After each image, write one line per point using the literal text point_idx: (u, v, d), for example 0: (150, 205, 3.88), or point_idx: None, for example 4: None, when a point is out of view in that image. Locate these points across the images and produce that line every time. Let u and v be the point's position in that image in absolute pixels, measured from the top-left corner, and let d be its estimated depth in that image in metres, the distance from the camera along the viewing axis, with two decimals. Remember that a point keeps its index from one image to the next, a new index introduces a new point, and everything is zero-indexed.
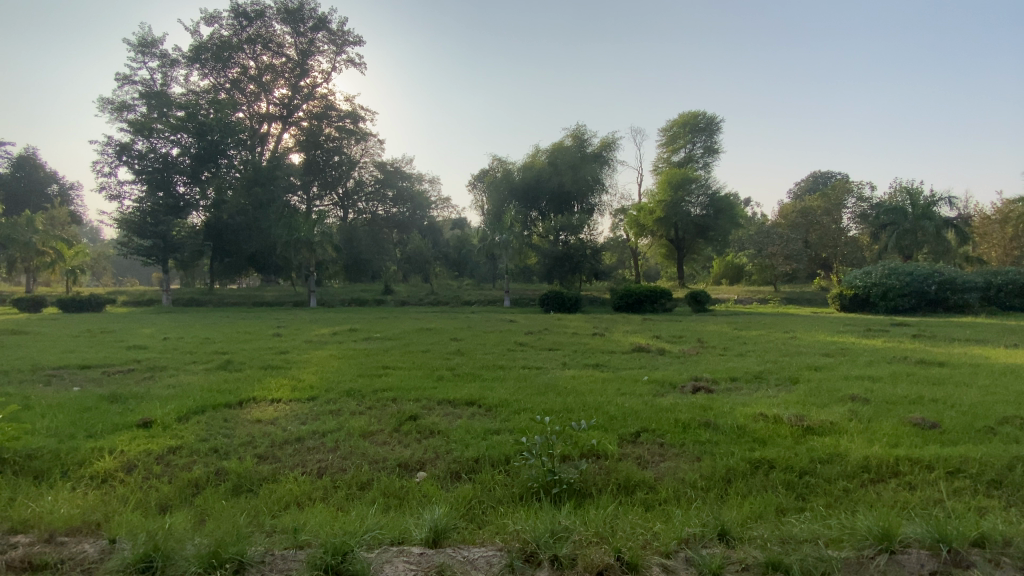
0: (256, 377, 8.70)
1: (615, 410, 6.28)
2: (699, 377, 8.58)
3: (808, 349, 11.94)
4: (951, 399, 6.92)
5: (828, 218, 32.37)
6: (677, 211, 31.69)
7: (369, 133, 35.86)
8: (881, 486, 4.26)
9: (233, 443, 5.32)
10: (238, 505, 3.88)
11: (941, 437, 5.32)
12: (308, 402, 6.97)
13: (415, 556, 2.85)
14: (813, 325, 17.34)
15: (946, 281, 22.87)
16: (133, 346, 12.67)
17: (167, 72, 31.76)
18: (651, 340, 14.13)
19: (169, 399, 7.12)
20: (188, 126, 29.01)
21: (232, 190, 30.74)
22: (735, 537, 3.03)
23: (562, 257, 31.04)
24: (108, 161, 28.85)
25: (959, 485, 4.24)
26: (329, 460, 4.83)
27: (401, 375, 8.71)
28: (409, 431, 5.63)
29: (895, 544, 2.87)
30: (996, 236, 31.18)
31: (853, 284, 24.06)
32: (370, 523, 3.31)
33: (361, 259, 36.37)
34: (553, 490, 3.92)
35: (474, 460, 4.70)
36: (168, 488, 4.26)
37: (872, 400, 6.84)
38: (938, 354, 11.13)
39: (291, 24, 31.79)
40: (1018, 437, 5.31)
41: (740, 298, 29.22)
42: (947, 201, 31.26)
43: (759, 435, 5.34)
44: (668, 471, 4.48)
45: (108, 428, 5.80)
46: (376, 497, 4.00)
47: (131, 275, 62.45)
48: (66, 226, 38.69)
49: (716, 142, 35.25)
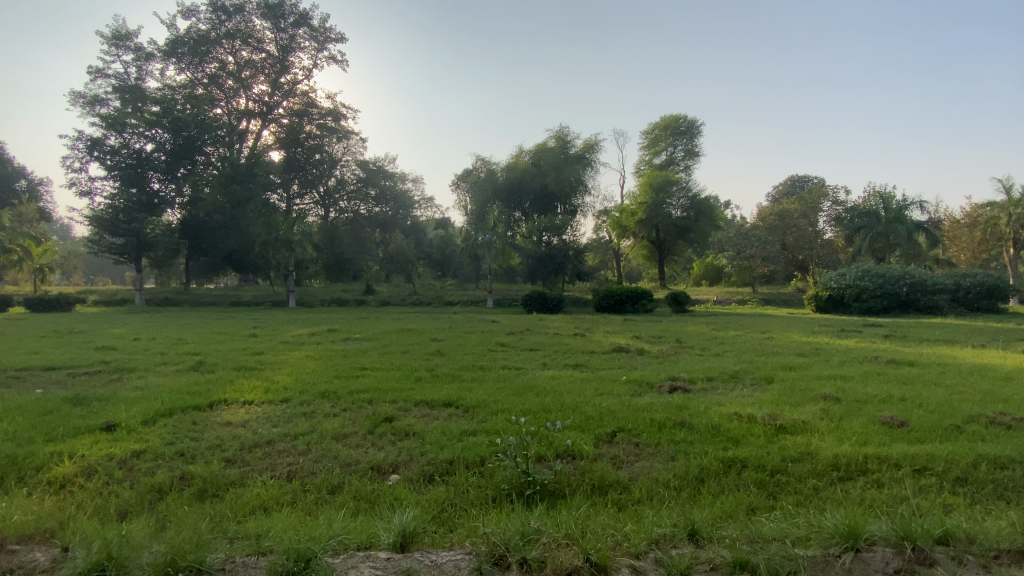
0: (228, 378, 8.51)
1: (592, 410, 6.28)
2: (676, 377, 8.65)
3: (784, 349, 12.15)
4: (919, 398, 7.08)
5: (805, 221, 33.01)
6: (658, 213, 32.01)
7: (351, 132, 35.46)
8: (850, 484, 4.32)
9: (200, 447, 5.17)
10: (202, 511, 3.76)
11: (908, 436, 5.43)
12: (281, 404, 6.84)
13: (381, 561, 2.79)
14: (790, 326, 17.65)
15: (917, 283, 23.52)
16: (102, 347, 12.29)
17: (142, 66, 30.98)
18: (631, 340, 14.21)
19: (136, 401, 6.91)
20: (163, 122, 28.28)
21: (208, 187, 30.10)
22: (705, 537, 3.03)
23: (545, 258, 30.98)
24: (79, 157, 28.02)
25: (925, 483, 4.32)
26: (299, 463, 4.72)
27: (378, 376, 8.60)
28: (383, 433, 5.54)
29: (861, 542, 2.89)
30: (965, 239, 32.14)
31: (829, 285, 24.59)
32: (337, 528, 3.23)
33: (343, 259, 36.05)
34: (526, 491, 3.89)
35: (449, 462, 4.64)
36: (130, 494, 4.12)
37: (843, 399, 6.97)
38: (908, 353, 11.42)
39: (271, 20, 31.27)
40: (984, 435, 5.43)
41: (719, 299, 29.63)
42: (919, 205, 32.13)
43: (733, 434, 5.39)
44: (642, 471, 4.49)
45: (69, 432, 5.59)
46: (346, 501, 3.92)
47: (104, 274, 60.86)
48: (35, 224, 37.47)
49: (697, 145, 35.73)
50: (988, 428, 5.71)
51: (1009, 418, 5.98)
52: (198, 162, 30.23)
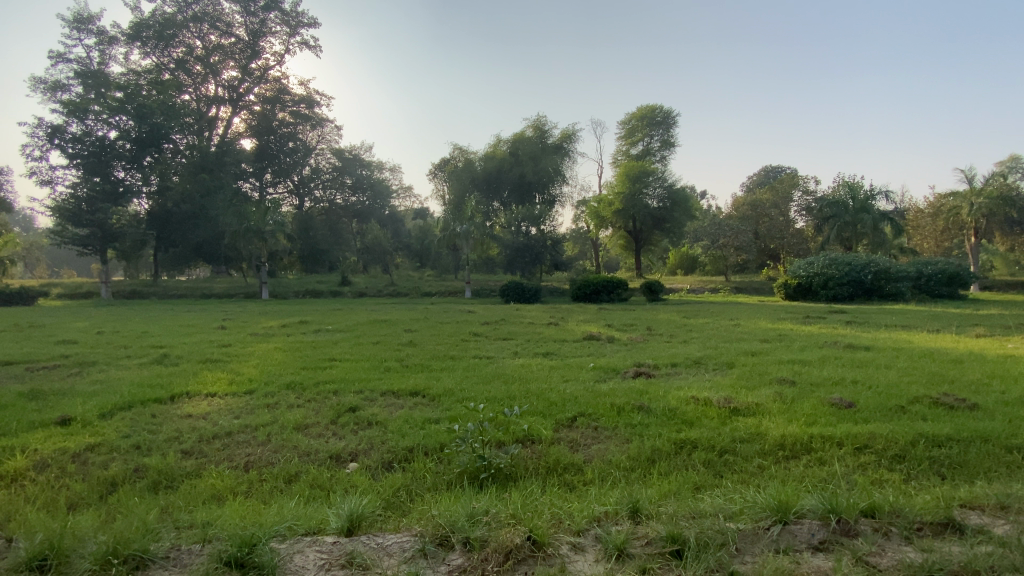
0: (193, 371, 8.39)
1: (555, 396, 6.40)
2: (642, 363, 8.85)
3: (749, 335, 12.50)
4: (870, 380, 7.38)
5: (777, 211, 33.70)
6: (634, 203, 32.25)
7: (325, 120, 34.76)
8: (794, 462, 4.51)
9: (158, 439, 5.12)
10: (154, 501, 3.75)
11: (854, 416, 5.68)
12: (245, 395, 6.80)
13: (327, 545, 2.84)
14: (758, 313, 18.11)
15: (881, 270, 24.29)
16: (63, 341, 11.94)
17: (105, 50, 29.80)
18: (603, 328, 14.43)
19: (94, 395, 6.76)
20: (127, 108, 27.33)
21: (177, 176, 29.26)
22: (646, 514, 3.15)
23: (523, 248, 31.15)
24: (39, 145, 26.92)
25: (864, 460, 4.53)
26: (258, 453, 4.73)
27: (346, 367, 8.58)
28: (346, 423, 5.57)
29: (790, 515, 3.05)
30: (928, 228, 33.20)
31: (797, 274, 25.20)
32: (287, 514, 3.27)
33: (319, 250, 35.63)
34: (481, 475, 3.97)
35: (408, 450, 4.69)
36: (82, 486, 4.07)
37: (798, 382, 7.24)
38: (866, 339, 11.85)
39: (241, 3, 30.35)
40: (925, 415, 5.70)
41: (693, 288, 30.16)
42: (885, 195, 33.02)
43: (688, 417, 5.58)
44: (597, 453, 4.62)
45: (22, 427, 5.46)
46: (301, 489, 3.95)
47: (69, 267, 59.01)
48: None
49: (672, 136, 36.05)
50: (931, 408, 5.98)
51: (951, 398, 6.27)
52: (165, 150, 29.34)
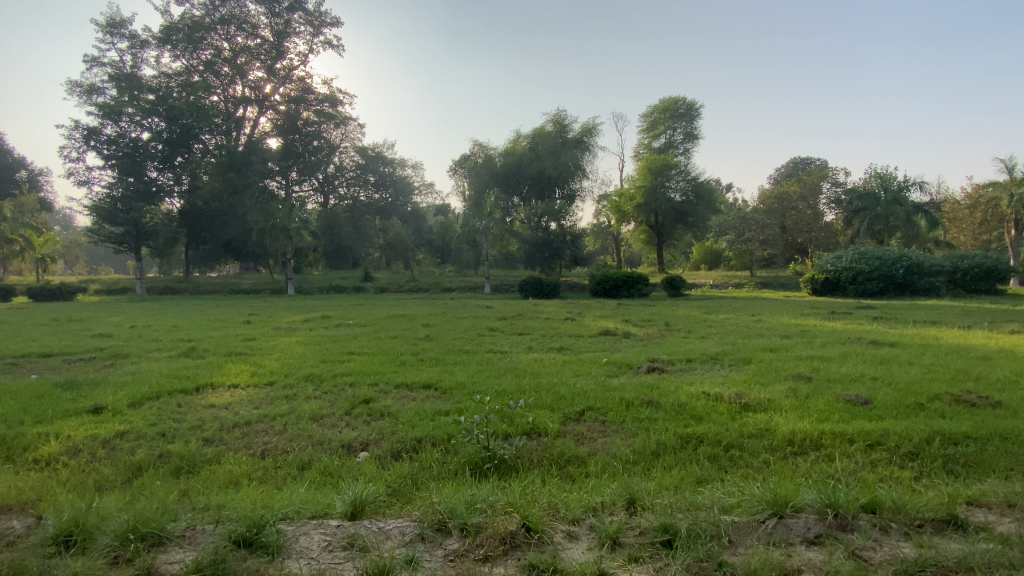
0: (218, 363, 8.73)
1: (565, 390, 6.46)
2: (656, 359, 8.82)
3: (769, 331, 12.30)
4: (891, 376, 7.21)
5: (804, 204, 32.84)
6: (656, 197, 31.84)
7: (349, 118, 35.26)
8: (801, 458, 4.47)
9: (182, 427, 5.37)
10: (175, 485, 3.96)
11: (869, 412, 5.58)
12: (266, 387, 7.06)
13: (331, 528, 2.97)
14: (781, 309, 17.78)
15: (914, 265, 23.49)
16: (99, 334, 12.52)
17: (137, 53, 30.84)
18: (620, 324, 14.39)
19: (125, 385, 7.12)
20: (159, 110, 28.23)
21: (206, 175, 30.11)
22: (642, 505, 3.20)
23: (542, 243, 31.08)
24: (76, 147, 28.10)
25: (876, 457, 4.45)
26: (274, 441, 4.92)
27: (363, 361, 8.80)
28: (360, 414, 5.73)
29: (786, 508, 3.05)
30: (965, 221, 31.95)
31: (825, 268, 24.58)
32: (296, 499, 3.43)
33: (343, 246, 36.27)
34: (485, 465, 4.06)
35: (417, 441, 4.81)
36: (110, 471, 4.32)
37: (814, 378, 7.13)
38: (891, 334, 11.54)
39: (266, 5, 31.01)
40: (945, 412, 5.56)
41: (717, 283, 29.68)
42: (919, 186, 31.85)
43: (697, 411, 5.57)
44: (602, 446, 4.66)
45: (58, 414, 5.81)
46: (313, 475, 4.11)
47: (106, 263, 61.56)
48: (36, 214, 37.70)
49: (696, 128, 35.47)
50: (952, 405, 5.83)
51: (974, 395, 6.10)
52: (195, 150, 30.16)
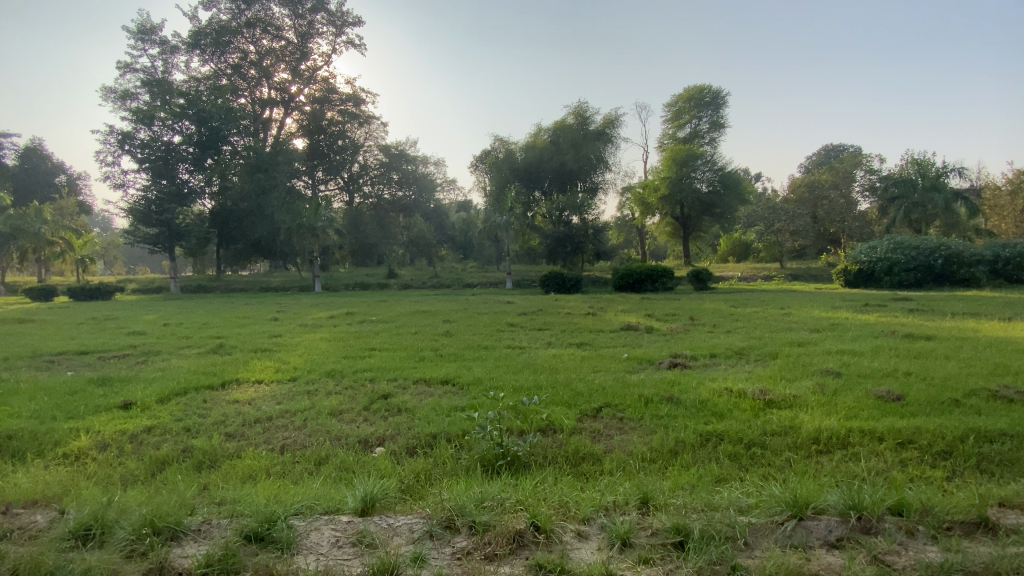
0: (244, 359, 8.94)
1: (582, 386, 6.38)
2: (678, 354, 8.64)
3: (798, 324, 11.92)
4: (926, 371, 6.89)
5: (836, 192, 31.77)
6: (681, 188, 31.20)
7: (372, 116, 35.58)
8: (827, 457, 4.29)
9: (206, 422, 5.52)
10: (196, 479, 4.06)
11: (901, 408, 5.33)
12: (288, 382, 7.18)
13: (342, 524, 2.99)
14: (812, 301, 17.26)
15: (954, 254, 22.48)
16: (133, 332, 12.97)
17: (168, 59, 31.73)
18: (642, 318, 14.17)
19: (154, 382, 7.36)
20: (189, 114, 28.99)
21: (235, 176, 30.89)
22: (655, 505, 3.12)
23: (564, 238, 30.86)
24: (111, 151, 29.16)
25: (906, 456, 4.25)
26: (293, 436, 4.99)
27: (383, 356, 8.87)
28: (378, 409, 5.77)
29: (807, 510, 2.93)
30: (1008, 208, 30.48)
31: (858, 259, 23.72)
32: (310, 494, 3.47)
33: (369, 245, 36.98)
34: (498, 462, 4.03)
35: (432, 436, 4.81)
36: (135, 465, 4.46)
37: (843, 374, 6.87)
38: (928, 327, 11.05)
39: (290, 7, 31.43)
40: (981, 408, 5.29)
41: (744, 275, 28.97)
42: (959, 172, 30.43)
43: (718, 409, 5.41)
44: (618, 444, 4.58)
45: (89, 410, 6.03)
46: (330, 470, 4.14)
47: (143, 263, 64.03)
48: (76, 216, 39.34)
49: (722, 117, 34.57)
50: (991, 401, 5.53)
51: (1013, 390, 5.79)
52: (224, 152, 30.84)
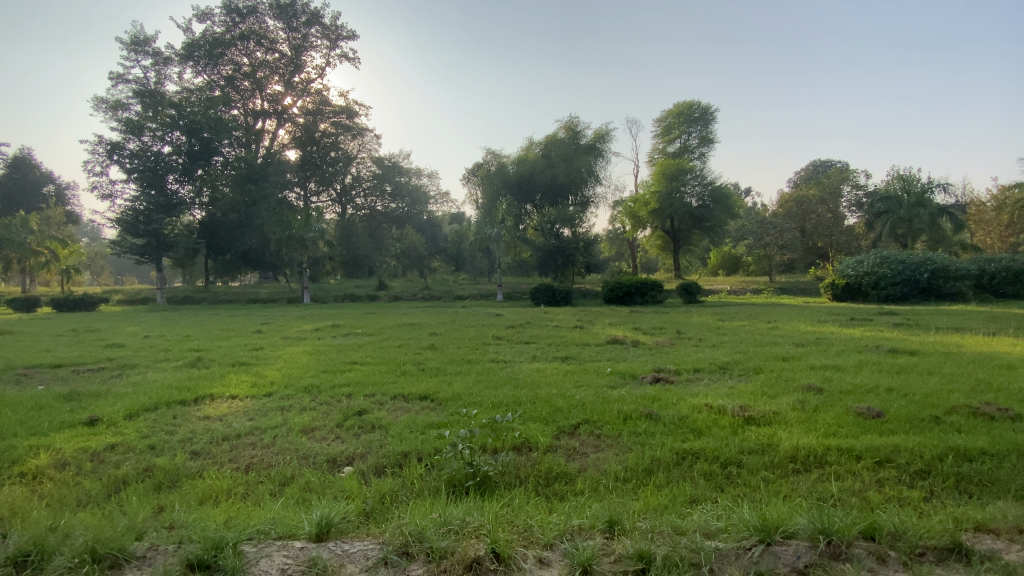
0: (221, 374, 8.74)
1: (562, 402, 6.29)
2: (662, 369, 8.56)
3: (783, 338, 11.92)
4: (907, 388, 6.85)
5: (823, 207, 32.04)
6: (671, 202, 31.40)
7: (365, 129, 35.68)
8: (803, 476, 4.22)
9: (172, 439, 5.35)
10: (153, 501, 3.91)
11: (881, 426, 5.27)
12: (263, 398, 7.02)
13: (295, 550, 2.86)
14: (799, 315, 17.32)
15: (940, 269, 22.67)
16: (112, 345, 12.71)
17: (160, 70, 31.70)
18: (629, 332, 14.11)
19: (124, 397, 7.16)
20: (179, 124, 28.87)
21: (226, 186, 30.72)
22: (622, 528, 3.03)
23: (555, 251, 30.73)
24: (99, 161, 28.95)
25: (884, 476, 4.18)
26: (260, 455, 4.85)
27: (364, 371, 8.71)
28: (351, 426, 5.64)
29: (775, 535, 2.84)
30: (993, 223, 30.94)
31: (846, 273, 23.89)
32: (267, 517, 3.34)
33: (359, 256, 36.04)
34: (467, 482, 3.92)
35: (403, 455, 4.69)
36: (93, 485, 4.30)
37: (826, 390, 6.82)
38: (912, 342, 11.08)
39: (284, 20, 31.64)
40: (961, 426, 5.24)
41: (734, 289, 29.04)
42: (944, 188, 30.92)
43: (697, 426, 5.34)
44: (593, 462, 4.48)
45: (53, 426, 5.85)
46: (293, 491, 4.01)
47: (130, 274, 63.39)
48: (63, 227, 38.86)
49: (711, 132, 35.00)
50: (971, 419, 5.50)
51: (993, 407, 5.77)
52: (215, 163, 30.76)
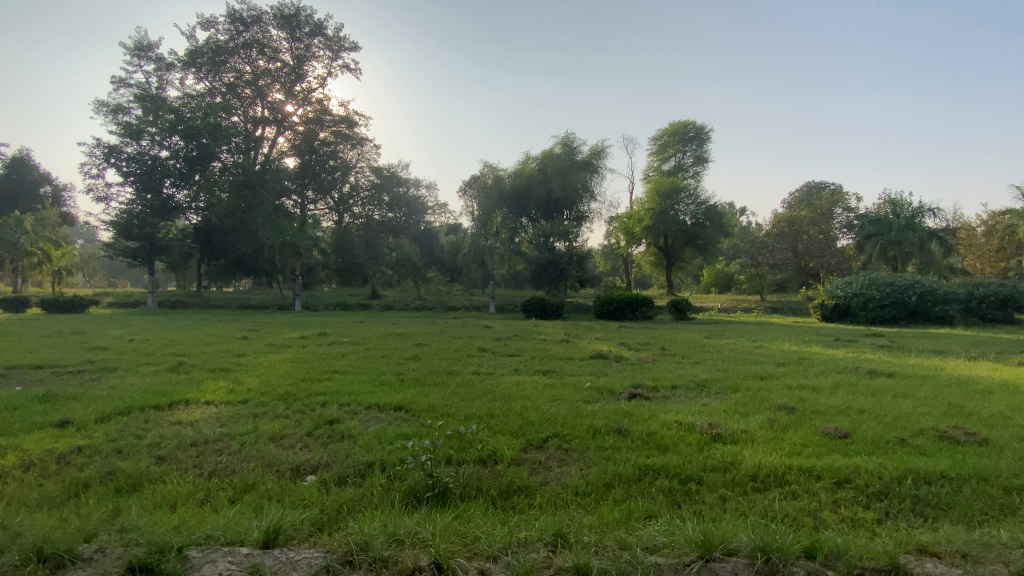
0: (199, 379, 8.71)
1: (536, 415, 6.31)
2: (640, 385, 8.59)
3: (765, 358, 11.96)
4: (878, 410, 6.89)
5: (815, 228, 32.30)
6: (665, 220, 31.64)
7: (364, 139, 35.96)
8: (761, 495, 4.26)
9: (141, 444, 5.35)
10: (111, 505, 3.93)
11: (846, 447, 5.31)
12: (238, 404, 7.02)
13: (240, 556, 2.87)
14: (786, 335, 17.40)
15: (928, 292, 22.83)
16: (96, 347, 12.66)
17: (162, 75, 31.95)
18: (615, 347, 14.14)
19: (99, 400, 7.13)
20: (178, 129, 28.97)
21: (222, 192, 30.72)
22: (568, 542, 3.07)
23: (548, 264, 30.84)
24: (96, 163, 28.99)
25: (840, 496, 4.23)
26: (226, 461, 4.85)
27: (343, 380, 8.73)
28: (321, 435, 5.65)
29: (715, 552, 2.88)
30: (983, 248, 31.28)
31: (835, 294, 24.13)
32: (219, 522, 3.35)
33: (355, 264, 36.07)
34: (425, 494, 3.95)
35: (368, 465, 4.72)
36: (54, 487, 4.29)
37: (798, 410, 6.86)
38: (892, 364, 11.13)
39: (288, 30, 32.03)
40: (925, 449, 5.31)
41: (725, 307, 29.23)
42: (934, 212, 31.31)
43: (664, 442, 5.37)
44: (556, 477, 4.52)
45: (23, 427, 5.84)
46: (253, 498, 4.03)
47: (123, 277, 63.38)
48: (57, 228, 38.80)
49: (706, 151, 35.43)
50: (935, 442, 5.56)
51: (960, 432, 5.83)
52: (212, 168, 30.86)
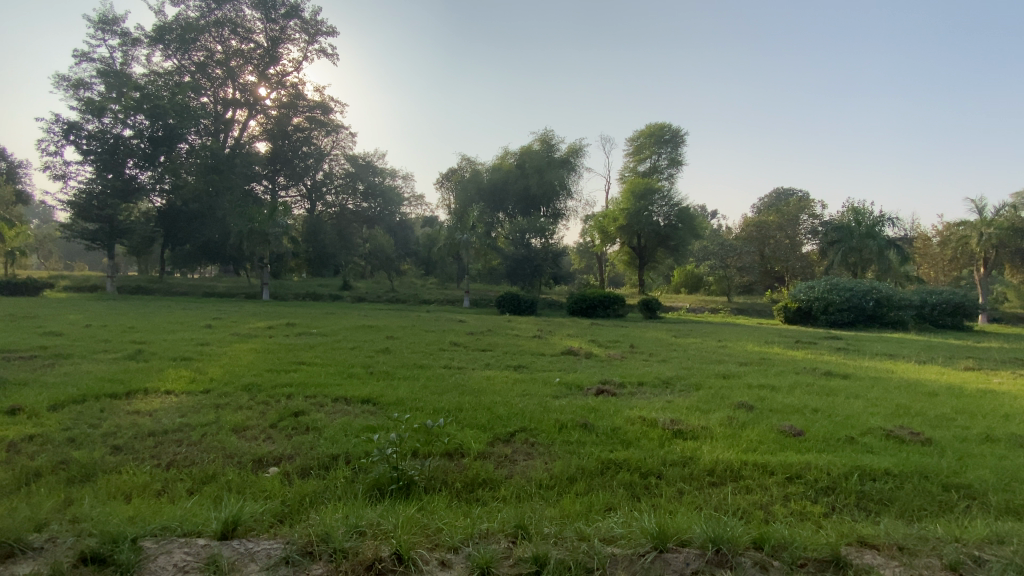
0: (160, 368, 8.44)
1: (503, 410, 6.36)
2: (608, 381, 8.76)
3: (729, 357, 12.31)
4: (831, 410, 7.19)
5: (781, 234, 33.40)
6: (639, 220, 32.07)
7: (340, 126, 35.26)
8: (716, 489, 4.42)
9: (95, 433, 5.17)
10: (62, 494, 3.81)
11: (799, 445, 5.54)
12: (199, 394, 6.84)
13: (197, 548, 2.84)
14: (750, 335, 17.97)
15: (884, 298, 23.85)
16: (50, 332, 12.13)
17: (128, 51, 30.64)
18: (585, 344, 14.32)
19: (52, 387, 6.87)
20: (143, 108, 27.87)
21: (189, 175, 29.13)
22: (528, 533, 3.13)
23: (524, 260, 30.86)
24: (55, 140, 27.67)
25: (792, 491, 4.42)
26: (185, 452, 4.74)
27: (311, 371, 8.61)
28: (285, 426, 5.58)
29: (668, 542, 3.00)
30: (937, 258, 32.87)
31: (797, 297, 24.84)
32: (175, 514, 3.28)
33: (326, 254, 35.10)
34: (389, 487, 3.96)
35: (331, 458, 4.68)
36: (3, 475, 4.14)
37: (757, 408, 7.10)
38: (847, 366, 11.63)
39: (262, 10, 31.04)
40: (872, 447, 5.60)
41: (692, 307, 29.95)
42: (892, 222, 32.60)
43: (627, 436, 5.53)
44: (521, 470, 4.58)
45: None
46: (212, 490, 3.96)
47: (81, 261, 61.03)
48: (10, 206, 36.92)
49: (680, 154, 36.08)
50: (883, 441, 5.85)
51: (905, 431, 6.15)
52: (179, 150, 29.79)
